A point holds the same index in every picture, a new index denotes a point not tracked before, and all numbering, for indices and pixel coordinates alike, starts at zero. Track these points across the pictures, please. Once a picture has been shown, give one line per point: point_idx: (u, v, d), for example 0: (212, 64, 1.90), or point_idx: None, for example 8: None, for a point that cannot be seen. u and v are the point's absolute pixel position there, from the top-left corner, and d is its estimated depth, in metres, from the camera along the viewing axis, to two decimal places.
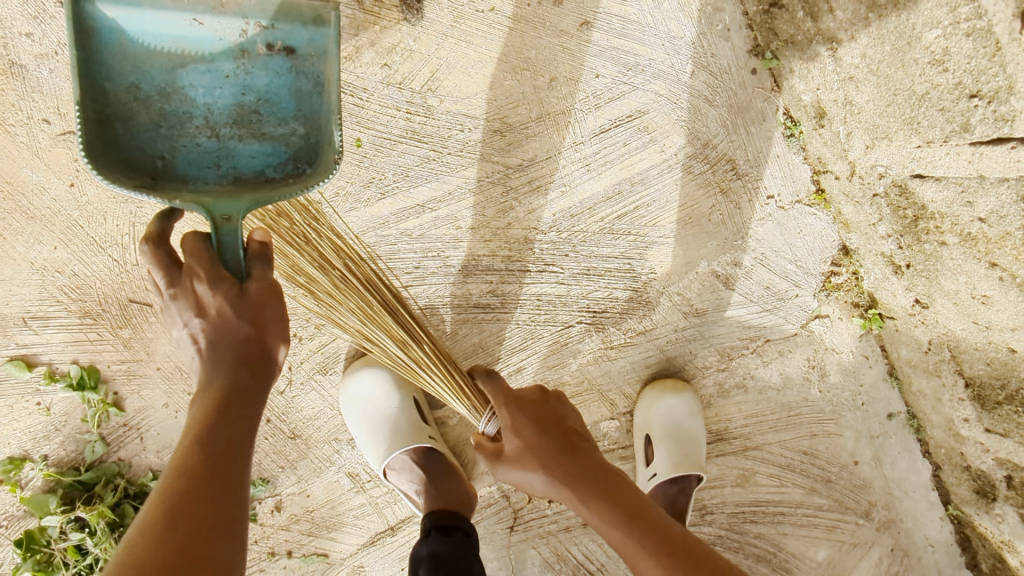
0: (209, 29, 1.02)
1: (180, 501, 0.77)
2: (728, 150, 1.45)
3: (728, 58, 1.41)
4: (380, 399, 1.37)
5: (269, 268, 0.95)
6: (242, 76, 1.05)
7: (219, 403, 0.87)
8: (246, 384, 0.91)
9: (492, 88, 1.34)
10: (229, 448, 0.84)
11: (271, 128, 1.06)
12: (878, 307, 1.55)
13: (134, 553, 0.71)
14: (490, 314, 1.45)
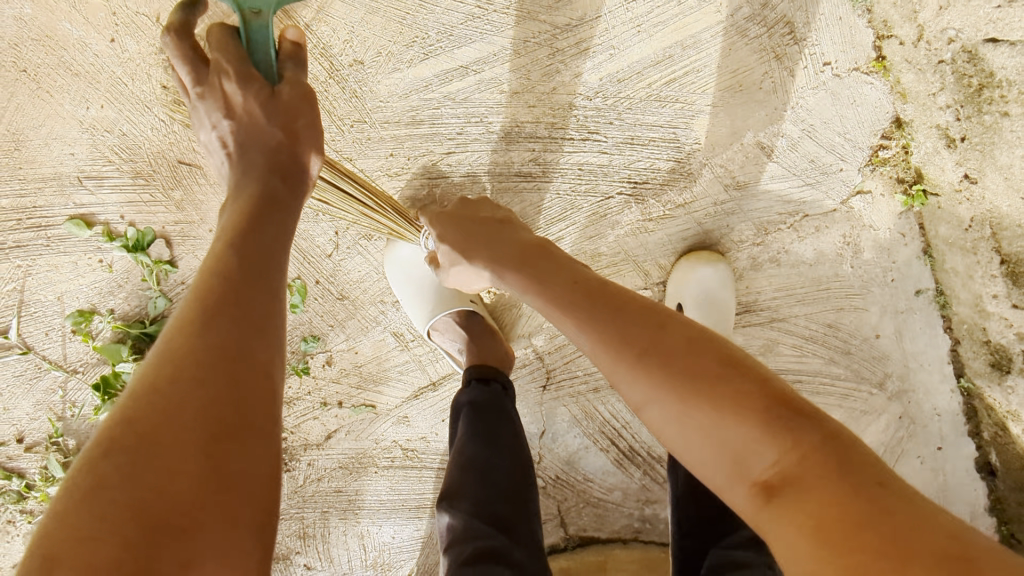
0: None
1: (221, 296, 0.85)
2: (788, 12, 1.38)
3: None
4: (425, 265, 1.42)
5: (298, 72, 1.13)
6: None
7: (252, 219, 0.96)
8: (275, 202, 1.02)
9: None
10: (261, 257, 0.92)
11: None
12: (924, 184, 1.51)
13: (180, 341, 0.80)
14: (531, 183, 1.45)
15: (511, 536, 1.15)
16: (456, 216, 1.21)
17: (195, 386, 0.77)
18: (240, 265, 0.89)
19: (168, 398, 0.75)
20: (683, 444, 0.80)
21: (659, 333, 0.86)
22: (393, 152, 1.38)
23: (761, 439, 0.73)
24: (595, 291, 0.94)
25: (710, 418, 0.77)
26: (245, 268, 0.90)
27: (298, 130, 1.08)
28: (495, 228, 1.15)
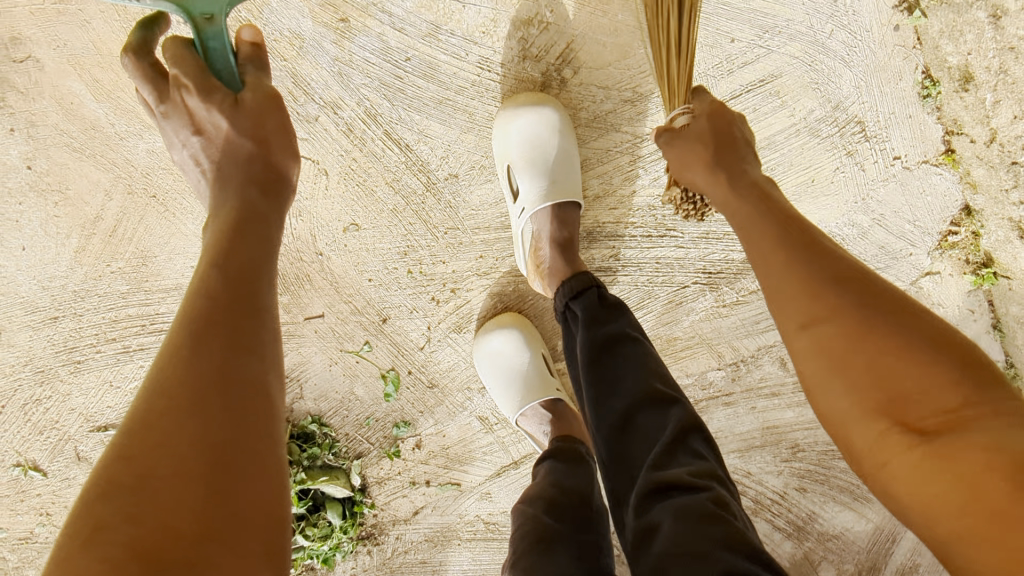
0: None
1: (206, 319, 0.73)
2: (859, 112, 1.43)
3: (869, 16, 1.35)
4: (512, 355, 1.49)
5: (260, 75, 1.04)
6: None
7: (234, 227, 0.85)
8: (256, 203, 0.91)
9: (626, 57, 1.33)
10: (247, 266, 0.81)
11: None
12: (994, 266, 1.53)
13: (164, 372, 0.69)
14: (611, 276, 1.53)
15: (575, 554, 1.02)
16: (705, 133, 1.01)
17: (184, 416, 0.66)
18: (223, 279, 0.77)
19: (159, 430, 0.66)
20: (837, 402, 0.69)
21: (821, 253, 0.77)
22: (482, 254, 1.47)
23: (910, 403, 0.65)
24: (749, 221, 0.85)
25: (897, 350, 0.67)
26: (225, 279, 0.77)
27: (268, 138, 0.98)
28: (704, 121, 1.01)
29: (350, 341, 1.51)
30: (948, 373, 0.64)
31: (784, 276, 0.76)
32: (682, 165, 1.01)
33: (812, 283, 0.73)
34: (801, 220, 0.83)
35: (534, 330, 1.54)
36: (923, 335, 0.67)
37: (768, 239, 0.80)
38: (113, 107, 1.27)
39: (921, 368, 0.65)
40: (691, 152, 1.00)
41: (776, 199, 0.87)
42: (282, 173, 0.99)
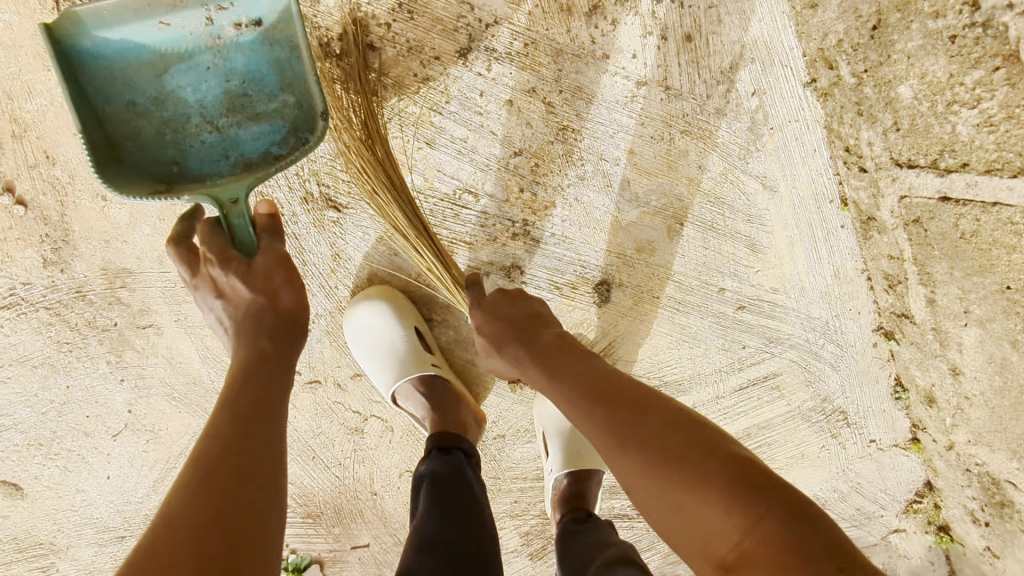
0: (176, 27, 1.10)
1: (216, 457, 0.80)
2: (843, 404, 1.67)
3: (854, 334, 1.60)
4: (376, 333, 1.39)
5: (275, 240, 1.09)
6: (221, 64, 1.14)
7: (243, 376, 0.93)
8: (265, 351, 0.98)
9: (655, 353, 1.58)
10: (260, 399, 0.90)
11: (263, 106, 1.15)
12: (950, 532, 1.69)
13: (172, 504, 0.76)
14: (628, 521, 1.73)
15: None
16: (502, 314, 1.12)
17: (187, 543, 0.71)
18: (231, 417, 0.86)
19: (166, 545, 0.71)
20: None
21: (613, 400, 0.88)
22: (517, 498, 1.65)
23: (692, 511, 0.74)
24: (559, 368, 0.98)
25: (696, 479, 0.75)
26: (235, 419, 0.86)
27: (277, 290, 1.05)
28: (493, 343, 1.10)
29: (388, 568, 1.65)
30: (718, 469, 0.75)
31: (640, 488, 0.80)
32: (490, 356, 1.14)
33: (587, 405, 0.90)
34: (628, 380, 0.93)
35: (399, 300, 1.43)
36: (707, 470, 0.76)
37: (568, 384, 0.95)
38: (217, 368, 1.47)
39: (707, 464, 0.77)
40: (495, 354, 1.12)
41: (573, 351, 1.02)
42: (296, 322, 1.04)
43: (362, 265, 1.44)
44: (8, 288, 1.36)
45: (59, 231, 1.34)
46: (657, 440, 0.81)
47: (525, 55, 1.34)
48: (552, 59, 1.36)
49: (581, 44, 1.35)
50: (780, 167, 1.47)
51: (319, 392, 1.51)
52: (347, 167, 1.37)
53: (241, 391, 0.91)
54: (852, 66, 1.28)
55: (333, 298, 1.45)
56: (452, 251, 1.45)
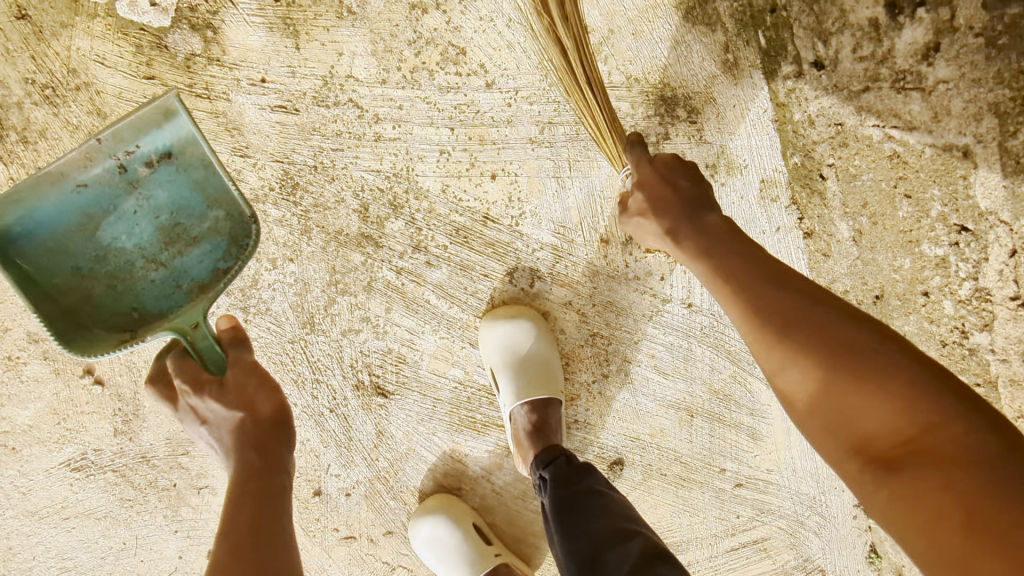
0: (90, 187, 1.07)
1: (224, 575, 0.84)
2: (824, 565, 1.76)
3: (840, 509, 1.74)
4: (440, 539, 1.54)
5: (244, 349, 1.05)
6: (145, 202, 1.11)
7: (236, 496, 0.94)
8: (257, 466, 0.99)
9: (658, 519, 1.74)
10: (255, 526, 0.91)
11: (197, 228, 1.12)
12: None
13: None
14: None
15: None
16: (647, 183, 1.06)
17: None
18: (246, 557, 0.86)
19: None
20: (875, 497, 0.74)
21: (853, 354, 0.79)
22: None
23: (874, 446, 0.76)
24: (681, 212, 1.03)
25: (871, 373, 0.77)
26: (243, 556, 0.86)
27: (252, 397, 1.02)
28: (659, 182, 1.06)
29: None
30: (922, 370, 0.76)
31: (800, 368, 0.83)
32: (643, 233, 1.09)
33: (790, 313, 0.86)
34: (787, 273, 0.92)
35: (454, 507, 1.56)
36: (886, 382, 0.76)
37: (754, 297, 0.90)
38: None
39: (892, 354, 0.77)
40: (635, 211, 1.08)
41: (747, 243, 0.99)
42: (276, 438, 1.03)
43: (401, 440, 1.57)
44: (79, 453, 1.48)
45: (131, 406, 1.46)
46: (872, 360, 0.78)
47: (565, 275, 1.50)
48: (589, 278, 1.51)
49: (616, 267, 1.50)
50: None
51: (354, 546, 1.63)
52: (397, 360, 1.51)
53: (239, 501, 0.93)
54: None
55: (373, 467, 1.58)
56: (485, 432, 1.58)
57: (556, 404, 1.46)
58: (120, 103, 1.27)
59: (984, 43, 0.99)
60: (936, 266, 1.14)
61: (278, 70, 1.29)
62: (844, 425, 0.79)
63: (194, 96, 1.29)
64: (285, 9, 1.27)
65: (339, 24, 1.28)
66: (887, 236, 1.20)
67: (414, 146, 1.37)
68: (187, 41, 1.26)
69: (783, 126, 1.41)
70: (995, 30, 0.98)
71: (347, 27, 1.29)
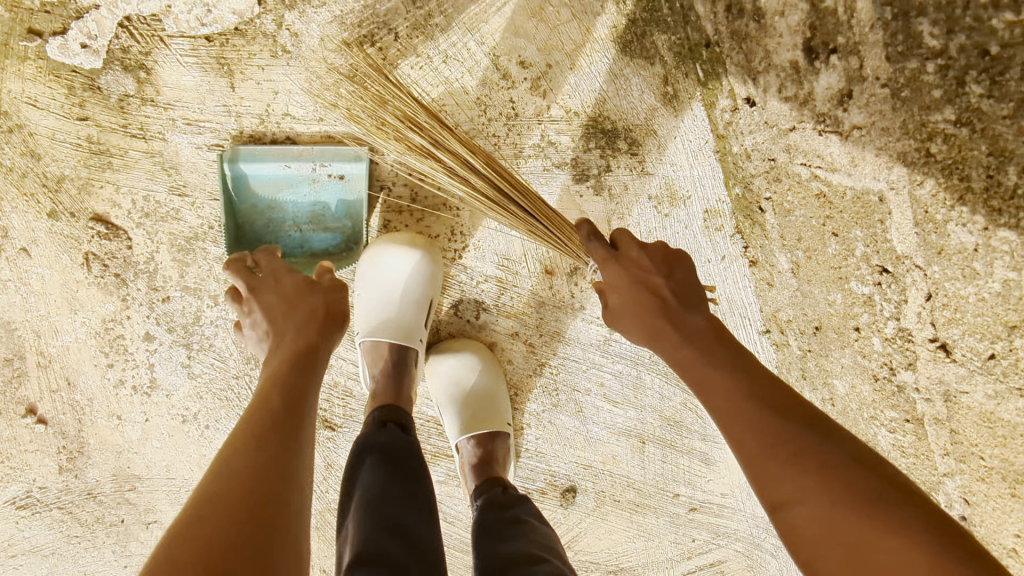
0: (294, 169, 1.32)
1: (246, 473, 0.76)
2: None
3: None
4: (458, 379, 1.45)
5: (336, 279, 1.13)
6: (314, 194, 1.35)
7: (274, 377, 0.91)
8: (315, 346, 0.98)
9: (614, 545, 1.73)
10: (286, 415, 0.85)
11: (330, 223, 1.38)
12: None
13: (188, 518, 0.71)
14: None
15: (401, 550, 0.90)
16: (644, 254, 1.04)
17: (218, 551, 0.67)
18: (263, 445, 0.80)
19: (193, 533, 0.69)
20: (800, 515, 0.71)
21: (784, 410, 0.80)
22: None
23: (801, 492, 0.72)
24: (683, 329, 0.94)
25: (820, 453, 0.74)
26: (246, 445, 0.80)
27: (337, 302, 1.06)
28: (613, 262, 1.05)
29: None
30: (847, 457, 0.74)
31: (736, 404, 0.82)
32: (620, 326, 1.04)
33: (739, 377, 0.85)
34: (735, 345, 0.93)
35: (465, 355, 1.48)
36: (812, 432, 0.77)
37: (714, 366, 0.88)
38: None
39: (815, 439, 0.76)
40: (622, 263, 1.04)
41: (727, 343, 0.93)
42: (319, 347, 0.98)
43: None
44: (24, 491, 1.47)
45: (74, 444, 1.45)
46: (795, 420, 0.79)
47: (511, 306, 1.50)
48: (536, 309, 1.51)
49: (562, 297, 1.51)
50: None
51: None
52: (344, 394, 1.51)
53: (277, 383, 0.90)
54: (798, 341, 1.45)
55: (323, 499, 1.58)
56: (436, 462, 1.58)
57: (413, 363, 1.32)
58: (55, 144, 1.27)
59: (885, 97, 0.88)
60: (863, 303, 1.13)
61: (213, 109, 1.29)
62: (763, 477, 0.76)
63: (129, 137, 1.29)
64: (219, 49, 1.26)
65: (273, 62, 1.28)
66: (820, 269, 1.23)
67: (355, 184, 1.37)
68: (120, 82, 1.25)
69: (723, 156, 1.41)
70: (896, 84, 0.86)
71: (282, 66, 1.29)
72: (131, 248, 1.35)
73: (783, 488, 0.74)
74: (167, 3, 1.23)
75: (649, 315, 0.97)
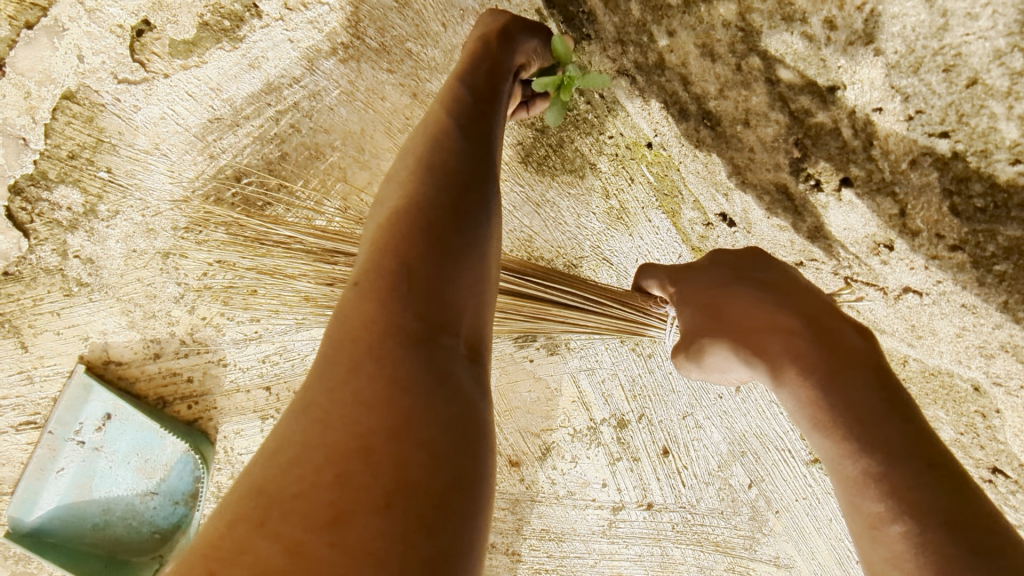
0: (65, 459, 0.97)
1: (384, 299, 0.52)
2: None
3: None
4: None
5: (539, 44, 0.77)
6: (114, 452, 0.98)
7: (422, 142, 0.63)
8: (472, 85, 0.68)
9: None
10: (478, 142, 0.64)
11: (163, 456, 0.99)
12: None
13: (258, 470, 0.47)
14: None
15: None
16: (725, 267, 0.72)
17: (331, 461, 0.46)
18: (406, 311, 0.52)
19: (307, 478, 0.45)
20: (887, 535, 0.53)
21: (845, 377, 0.61)
22: None
23: (873, 445, 0.57)
24: (738, 324, 0.67)
25: (873, 422, 0.58)
26: (435, 260, 0.55)
27: (519, 17, 0.75)
28: (687, 274, 0.74)
29: None
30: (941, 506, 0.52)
31: (806, 400, 0.62)
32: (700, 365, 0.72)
33: (806, 346, 0.63)
34: (849, 341, 0.63)
35: None
36: (894, 420, 0.58)
37: (788, 339, 0.64)
38: None
39: (902, 453, 0.56)
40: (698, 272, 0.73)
41: (830, 347, 0.63)
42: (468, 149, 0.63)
43: None
44: None
45: None
46: (857, 392, 0.60)
47: None
48: (510, 509, 1.16)
49: (538, 488, 1.14)
50: (794, 546, 1.15)
51: None
52: None
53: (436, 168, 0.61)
54: None
55: None
56: None
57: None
58: None
59: (966, 264, 0.59)
60: None
61: (8, 378, 0.96)
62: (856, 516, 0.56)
63: None
64: None
65: (70, 303, 0.94)
66: None
67: (225, 424, 1.00)
68: None
69: None
70: (984, 252, 0.58)
71: (82, 304, 0.94)
72: None
73: (820, 381, 0.61)
74: None
75: (715, 314, 0.69)
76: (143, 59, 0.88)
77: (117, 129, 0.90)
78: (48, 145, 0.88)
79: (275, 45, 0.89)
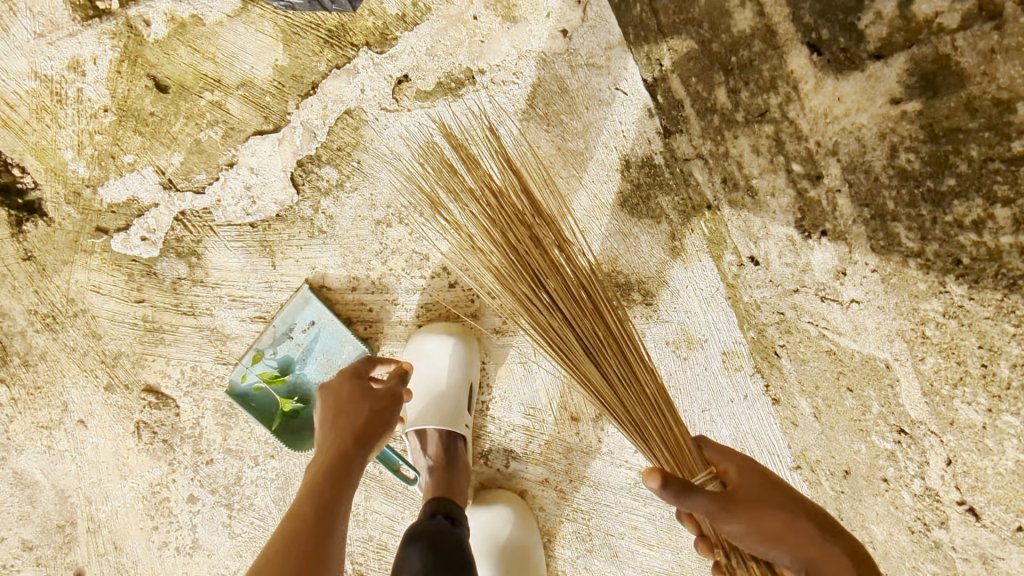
0: (275, 346, 1.42)
1: (302, 520, 0.98)
2: None
3: None
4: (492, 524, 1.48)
5: (401, 382, 1.23)
6: (306, 349, 1.43)
7: (335, 458, 1.08)
8: (359, 442, 1.12)
9: None
10: (363, 448, 1.12)
11: (339, 358, 1.44)
12: None
13: (266, 562, 0.91)
14: None
15: (430, 546, 1.12)
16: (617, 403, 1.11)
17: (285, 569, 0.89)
18: (306, 524, 0.97)
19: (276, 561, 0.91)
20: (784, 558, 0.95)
21: (761, 472, 1.02)
22: None
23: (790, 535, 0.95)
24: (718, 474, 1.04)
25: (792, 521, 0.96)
26: (326, 514, 0.99)
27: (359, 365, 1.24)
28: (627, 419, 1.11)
29: None
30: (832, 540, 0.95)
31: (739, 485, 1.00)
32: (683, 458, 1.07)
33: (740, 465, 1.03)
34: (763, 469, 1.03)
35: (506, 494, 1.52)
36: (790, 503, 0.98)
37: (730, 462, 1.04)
38: None
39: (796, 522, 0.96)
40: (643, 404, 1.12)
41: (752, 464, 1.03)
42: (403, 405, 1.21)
43: None
44: None
45: None
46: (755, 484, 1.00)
47: (538, 453, 1.53)
48: (564, 454, 1.54)
49: (588, 442, 1.53)
50: None
51: None
52: (377, 548, 1.52)
53: (333, 477, 1.06)
54: (832, 483, 1.38)
55: None
56: None
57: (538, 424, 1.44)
58: (113, 324, 1.40)
59: None
60: (888, 457, 1.12)
61: (256, 284, 1.42)
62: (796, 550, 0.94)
63: (180, 314, 1.41)
64: (262, 233, 1.40)
65: (311, 241, 1.41)
66: (841, 418, 1.23)
67: (385, 345, 1.47)
68: (174, 267, 1.39)
69: (735, 301, 1.44)
70: None
71: (318, 244, 1.41)
72: (179, 414, 1.43)
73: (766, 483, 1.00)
74: (216, 198, 1.38)
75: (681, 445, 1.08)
76: (398, 97, 1.37)
77: (370, 137, 1.38)
78: (327, 139, 1.38)
79: (479, 103, 1.39)
